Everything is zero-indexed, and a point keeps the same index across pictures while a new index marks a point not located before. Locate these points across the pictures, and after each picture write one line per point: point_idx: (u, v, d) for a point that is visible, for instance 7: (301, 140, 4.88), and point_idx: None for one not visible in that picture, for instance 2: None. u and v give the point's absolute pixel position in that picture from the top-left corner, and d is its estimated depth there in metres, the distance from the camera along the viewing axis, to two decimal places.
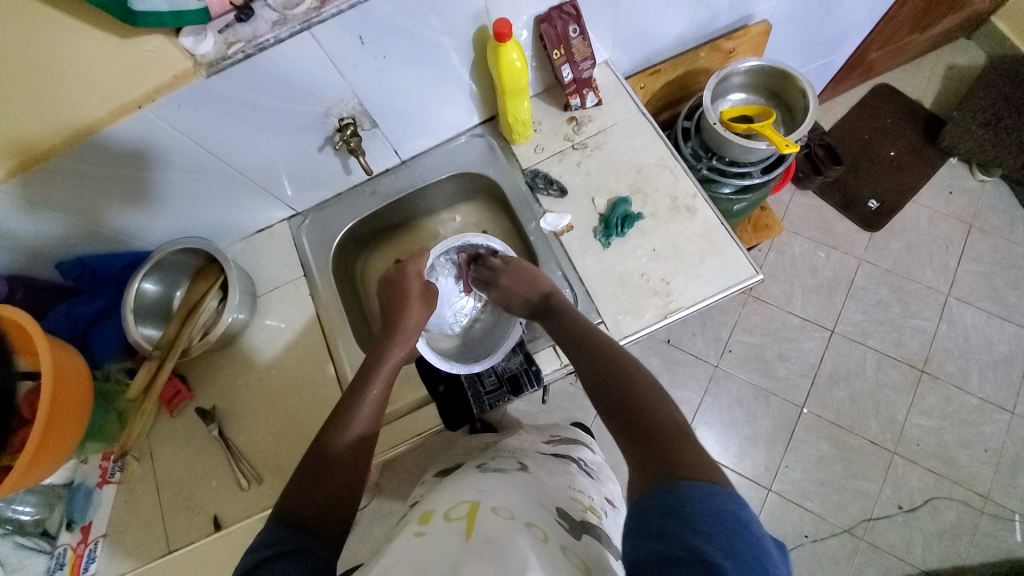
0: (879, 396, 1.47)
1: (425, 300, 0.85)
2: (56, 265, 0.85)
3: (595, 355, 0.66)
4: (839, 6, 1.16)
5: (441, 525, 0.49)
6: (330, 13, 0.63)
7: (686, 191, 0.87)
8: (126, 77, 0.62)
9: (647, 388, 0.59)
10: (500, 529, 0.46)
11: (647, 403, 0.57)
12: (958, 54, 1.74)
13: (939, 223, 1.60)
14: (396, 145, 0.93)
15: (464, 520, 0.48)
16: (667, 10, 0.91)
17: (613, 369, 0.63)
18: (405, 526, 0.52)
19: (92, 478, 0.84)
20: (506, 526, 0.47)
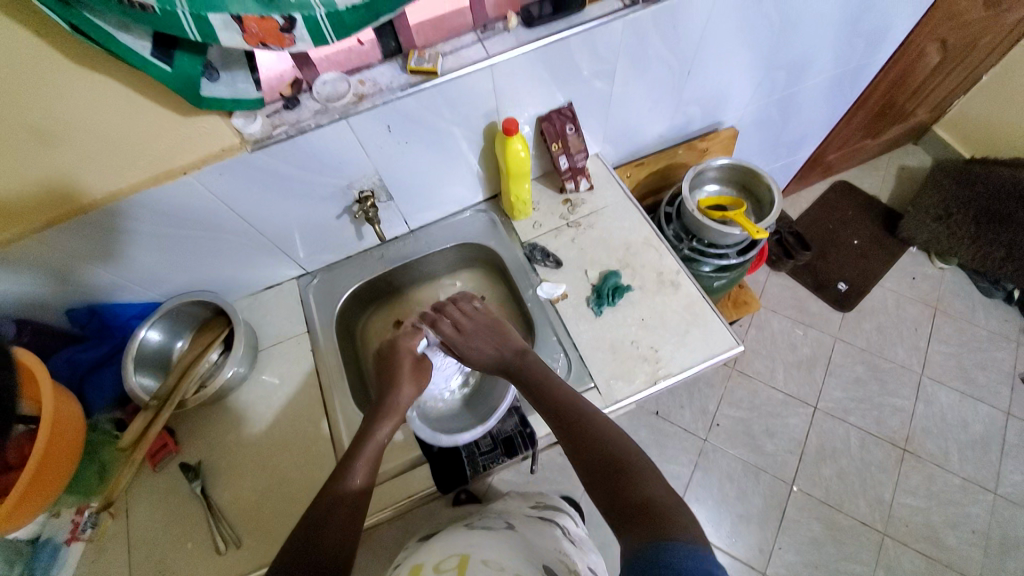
0: (866, 476, 1.48)
1: (417, 378, 0.88)
2: (66, 312, 0.87)
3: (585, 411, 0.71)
4: (796, 116, 1.35)
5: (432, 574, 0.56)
6: (367, 107, 0.74)
7: (670, 267, 0.96)
8: (176, 146, 0.70)
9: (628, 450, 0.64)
10: None
11: (631, 478, 0.60)
12: (907, 158, 1.98)
13: (906, 306, 1.72)
14: (406, 217, 1.03)
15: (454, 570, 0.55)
16: (649, 114, 1.06)
17: (598, 442, 0.66)
18: None
19: (61, 533, 0.80)
20: None
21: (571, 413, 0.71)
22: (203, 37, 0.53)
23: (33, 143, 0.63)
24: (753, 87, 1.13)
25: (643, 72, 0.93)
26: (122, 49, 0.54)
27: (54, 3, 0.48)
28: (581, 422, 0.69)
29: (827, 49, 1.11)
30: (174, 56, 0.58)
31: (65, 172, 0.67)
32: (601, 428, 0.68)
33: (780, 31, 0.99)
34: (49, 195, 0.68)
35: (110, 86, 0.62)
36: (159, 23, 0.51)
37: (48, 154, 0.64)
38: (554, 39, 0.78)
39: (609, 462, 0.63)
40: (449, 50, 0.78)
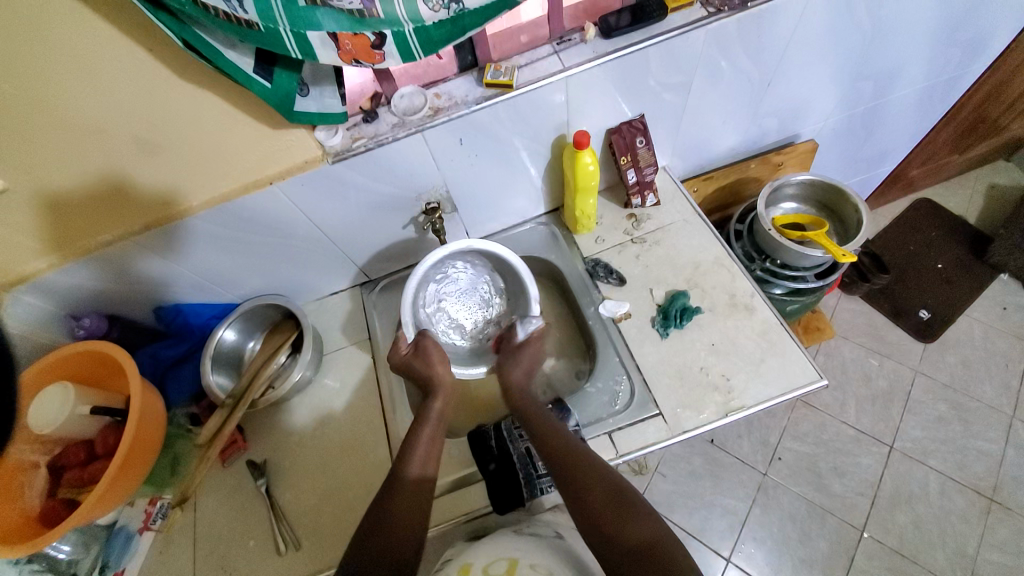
0: (947, 526, 1.34)
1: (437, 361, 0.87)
2: (155, 308, 0.91)
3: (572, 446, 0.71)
4: (879, 129, 1.25)
5: None
6: (442, 120, 0.74)
7: (744, 289, 0.90)
8: (269, 156, 0.73)
9: (623, 490, 0.65)
10: None
11: (630, 521, 0.61)
12: (999, 175, 1.79)
13: (997, 339, 1.55)
14: (468, 228, 1.02)
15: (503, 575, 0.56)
16: (720, 128, 1.01)
17: (597, 484, 0.66)
18: None
19: (134, 522, 0.84)
20: None
21: (569, 453, 0.70)
22: (303, 55, 0.55)
23: (131, 150, 0.66)
24: (837, 98, 1.05)
25: (717, 84, 0.88)
26: (227, 65, 0.56)
27: (170, 22, 0.51)
28: (577, 461, 0.69)
29: (923, 57, 1.02)
30: (274, 73, 0.60)
31: (163, 178, 0.71)
32: (597, 469, 0.68)
33: (872, 38, 0.92)
34: (151, 201, 0.73)
35: (196, 94, 0.64)
36: (265, 41, 0.52)
37: (145, 161, 0.68)
38: (631, 51, 0.76)
39: (608, 500, 0.64)
40: (525, 63, 0.77)
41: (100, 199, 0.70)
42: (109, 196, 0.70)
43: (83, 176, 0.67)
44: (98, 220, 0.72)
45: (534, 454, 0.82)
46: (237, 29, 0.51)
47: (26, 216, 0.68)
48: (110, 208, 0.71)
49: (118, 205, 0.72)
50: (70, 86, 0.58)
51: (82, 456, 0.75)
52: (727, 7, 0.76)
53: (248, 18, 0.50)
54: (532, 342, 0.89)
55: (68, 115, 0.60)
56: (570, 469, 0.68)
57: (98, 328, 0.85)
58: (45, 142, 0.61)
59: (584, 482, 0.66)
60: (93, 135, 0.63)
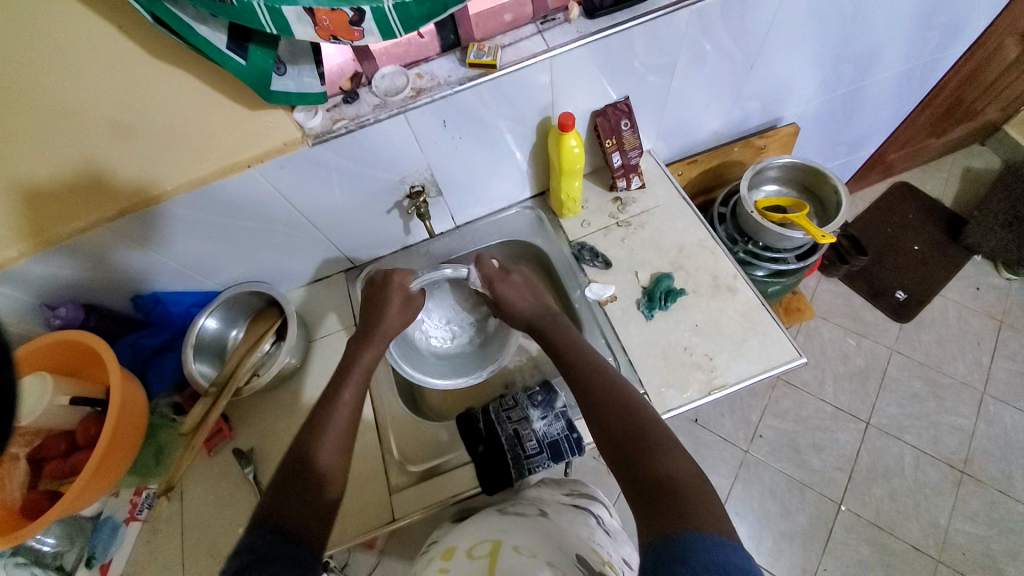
0: (920, 497, 1.40)
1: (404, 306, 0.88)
2: (133, 297, 0.89)
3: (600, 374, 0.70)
4: (859, 113, 1.27)
5: (464, 562, 0.57)
6: (424, 102, 0.73)
7: (727, 271, 0.92)
8: (247, 138, 0.71)
9: (649, 423, 0.62)
10: (519, 566, 0.53)
11: (651, 451, 0.58)
12: (974, 158, 1.83)
13: (969, 319, 1.61)
14: (453, 212, 1.01)
15: (486, 558, 0.56)
16: (704, 111, 1.01)
17: (625, 413, 0.64)
18: (430, 561, 0.60)
19: (120, 512, 0.84)
20: (526, 562, 0.53)
21: (597, 386, 0.69)
22: (277, 29, 0.53)
23: (103, 133, 0.64)
24: (819, 80, 1.06)
25: (702, 65, 0.88)
26: (197, 41, 0.54)
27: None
28: (605, 395, 0.67)
29: (903, 39, 1.03)
30: (248, 50, 0.58)
31: (137, 163, 0.68)
32: (628, 398, 0.66)
33: (853, 20, 0.92)
34: (127, 188, 0.70)
35: (165, 70, 0.62)
36: (234, 14, 0.51)
37: (118, 144, 0.66)
38: (615, 31, 0.75)
39: (630, 430, 0.62)
40: (508, 43, 0.76)
41: (74, 186, 0.68)
42: (83, 183, 0.68)
43: (54, 161, 0.64)
44: (74, 209, 0.70)
45: (522, 436, 0.83)
46: (205, 1, 0.50)
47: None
48: (86, 195, 0.69)
49: (94, 193, 0.69)
50: (34, 64, 0.56)
51: (62, 447, 0.74)
52: None
53: None
54: (501, 275, 0.91)
55: (39, 96, 0.59)
56: (598, 401, 0.67)
57: (74, 318, 0.82)
58: (12, 124, 0.60)
59: (609, 410, 0.65)
60: (61, 116, 0.61)
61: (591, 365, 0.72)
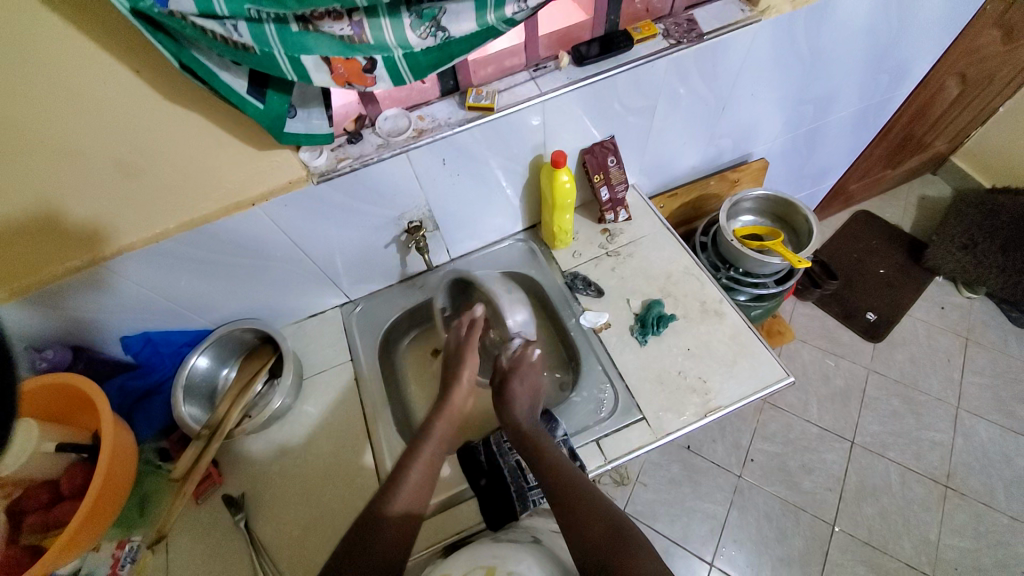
0: (909, 513, 1.43)
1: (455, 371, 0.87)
2: (119, 339, 0.87)
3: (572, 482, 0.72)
4: (821, 147, 1.38)
5: None
6: (425, 141, 0.77)
7: (714, 297, 0.96)
8: (251, 177, 0.73)
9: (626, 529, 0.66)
10: None
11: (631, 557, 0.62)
12: (926, 188, 1.99)
13: (937, 337, 1.70)
14: (449, 246, 1.04)
15: None
16: (682, 148, 1.09)
17: (598, 522, 0.67)
18: None
19: (100, 568, 0.76)
20: None
21: (575, 493, 0.71)
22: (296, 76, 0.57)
23: (70, 179, 0.63)
24: (784, 119, 1.16)
25: (680, 106, 0.96)
26: (223, 87, 0.56)
27: (169, 43, 0.51)
28: (585, 502, 0.70)
29: (855, 82, 1.14)
30: (266, 95, 0.60)
31: (105, 210, 0.68)
32: (598, 506, 0.69)
33: (811, 66, 1.02)
34: (90, 235, 0.70)
35: (145, 122, 0.63)
36: (260, 64, 0.54)
37: (84, 190, 0.65)
38: (601, 77, 0.81)
39: (609, 539, 0.65)
40: (504, 88, 0.81)
41: (31, 233, 0.66)
42: (43, 229, 0.66)
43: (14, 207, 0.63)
44: (27, 256, 0.68)
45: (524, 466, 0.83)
46: (233, 52, 0.53)
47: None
48: (43, 242, 0.67)
49: (54, 239, 0.68)
50: (38, 105, 0.56)
51: (44, 499, 0.70)
52: (686, 39, 0.84)
53: (244, 42, 0.52)
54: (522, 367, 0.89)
55: (41, 137, 0.58)
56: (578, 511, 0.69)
57: (62, 359, 0.80)
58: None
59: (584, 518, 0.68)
60: (26, 163, 0.60)
61: (562, 474, 0.74)
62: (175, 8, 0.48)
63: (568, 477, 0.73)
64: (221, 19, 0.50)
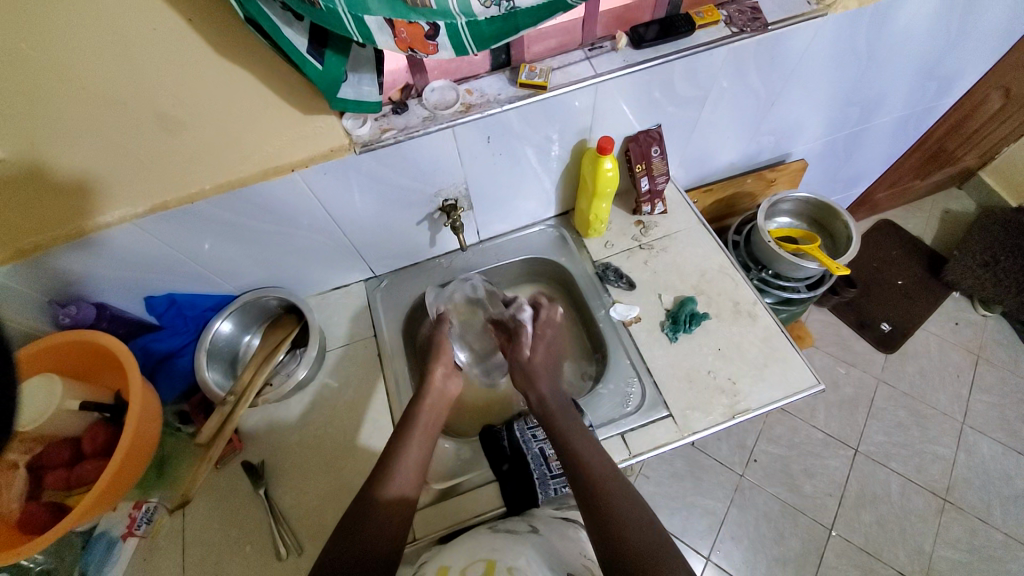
0: (906, 524, 1.44)
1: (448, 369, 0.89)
2: (144, 298, 0.85)
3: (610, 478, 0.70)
4: (859, 152, 1.34)
5: None
6: (473, 117, 0.74)
7: (747, 298, 0.94)
8: (293, 142, 0.70)
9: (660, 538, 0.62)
10: None
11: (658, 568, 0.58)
12: (951, 201, 1.96)
13: (949, 352, 1.69)
14: (479, 227, 1.02)
15: None
16: (725, 142, 1.05)
17: (634, 523, 0.64)
18: None
19: (117, 527, 0.78)
20: None
21: (616, 489, 0.68)
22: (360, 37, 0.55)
23: (60, 135, 0.61)
24: (829, 120, 1.12)
25: (729, 99, 0.92)
26: (284, 42, 0.54)
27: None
28: (623, 501, 0.67)
29: (906, 87, 1.10)
30: (325, 55, 0.58)
31: (109, 174, 0.65)
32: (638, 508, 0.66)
33: (866, 67, 0.98)
34: (74, 202, 0.66)
35: (170, 81, 0.61)
36: (326, 20, 0.52)
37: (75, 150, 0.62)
38: (659, 62, 0.78)
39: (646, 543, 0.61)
40: (558, 66, 0.78)
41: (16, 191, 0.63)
42: (32, 187, 0.63)
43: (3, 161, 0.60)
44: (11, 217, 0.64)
45: (547, 455, 0.83)
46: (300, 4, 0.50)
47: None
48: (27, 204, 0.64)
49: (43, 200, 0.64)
50: (88, 46, 0.56)
51: (66, 456, 0.70)
52: (750, 28, 0.80)
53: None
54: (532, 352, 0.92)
55: (87, 79, 0.58)
56: (604, 509, 0.66)
57: (86, 315, 0.78)
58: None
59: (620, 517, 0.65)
60: (49, 112, 0.59)
61: (604, 467, 0.71)
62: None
63: (609, 473, 0.70)
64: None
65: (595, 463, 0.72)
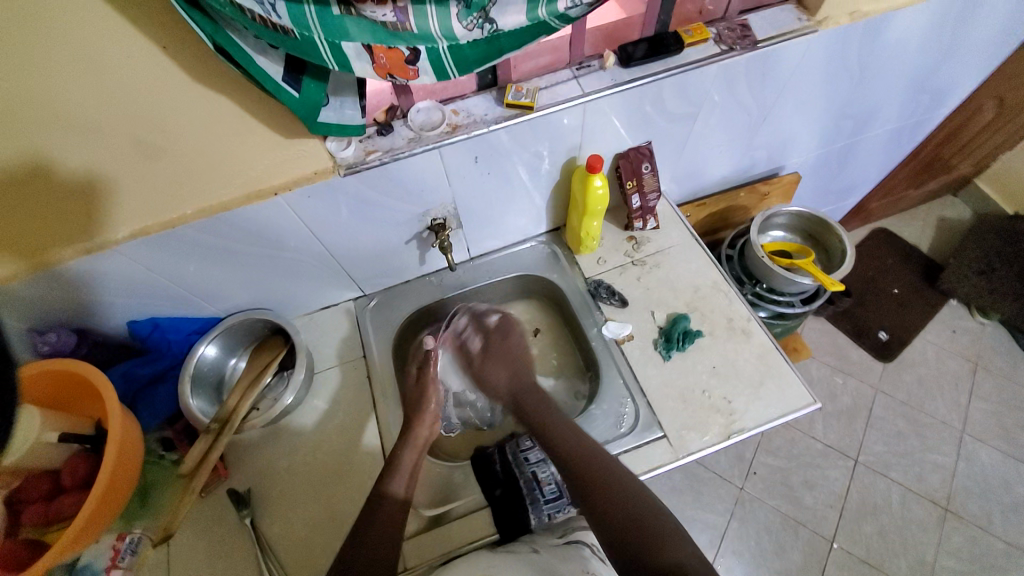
0: (907, 535, 1.42)
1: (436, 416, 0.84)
2: (128, 322, 0.83)
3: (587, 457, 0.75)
4: (853, 163, 1.34)
5: None
6: (460, 138, 0.73)
7: (741, 314, 0.93)
8: (277, 165, 0.69)
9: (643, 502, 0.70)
10: None
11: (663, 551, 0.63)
12: (945, 209, 1.95)
13: (946, 360, 1.68)
14: (470, 245, 1.00)
15: None
16: (717, 156, 1.05)
17: (623, 497, 0.70)
18: None
19: (100, 560, 0.74)
20: None
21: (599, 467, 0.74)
22: (336, 64, 0.55)
23: (36, 167, 0.60)
24: (821, 134, 1.12)
25: (721, 113, 0.91)
26: (256, 70, 0.54)
27: (204, 21, 0.50)
28: (606, 480, 0.72)
29: (898, 100, 1.10)
30: (303, 82, 0.58)
31: (90, 203, 0.64)
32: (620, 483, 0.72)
33: (858, 82, 0.98)
34: (42, 236, 0.64)
35: (150, 108, 0.62)
36: (298, 48, 0.52)
37: (63, 161, 0.61)
38: (648, 81, 0.77)
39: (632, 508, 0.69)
40: (545, 86, 0.77)
41: (11, 209, 0.61)
42: (25, 204, 0.62)
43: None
44: (15, 238, 0.63)
45: (540, 479, 0.81)
46: (271, 34, 0.51)
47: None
48: (29, 223, 0.63)
49: (29, 225, 0.63)
50: (69, 77, 0.58)
51: (44, 489, 0.68)
52: (739, 46, 0.79)
53: (285, 25, 0.50)
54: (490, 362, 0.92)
55: (69, 109, 0.59)
56: (594, 494, 0.71)
57: (65, 343, 0.77)
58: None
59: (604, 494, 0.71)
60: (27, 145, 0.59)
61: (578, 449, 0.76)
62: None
63: (585, 452, 0.76)
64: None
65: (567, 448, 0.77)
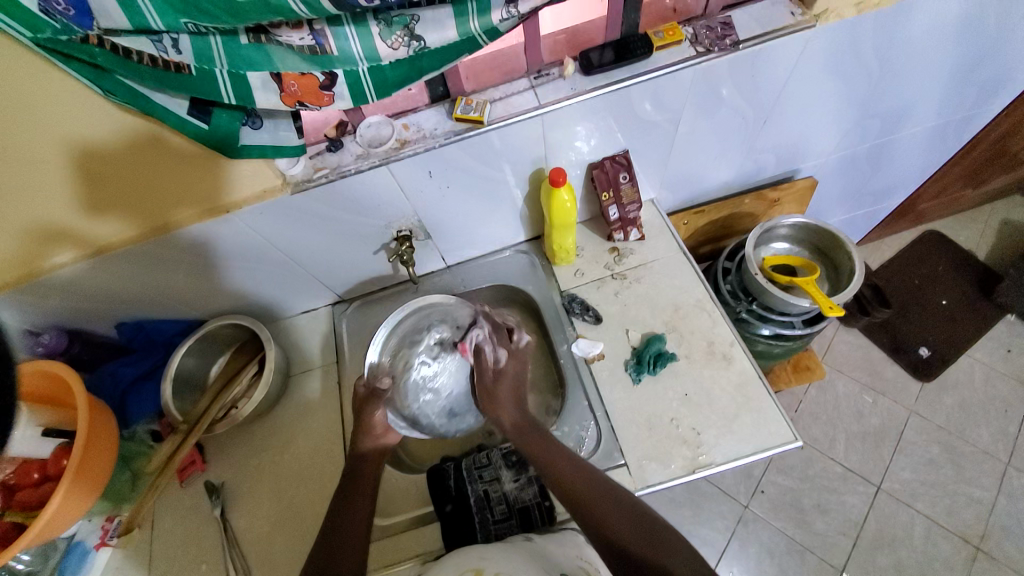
0: (929, 573, 1.30)
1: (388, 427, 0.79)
2: (118, 324, 0.90)
3: (584, 475, 0.71)
4: (887, 164, 1.19)
5: None
6: (408, 154, 0.71)
7: (724, 337, 0.86)
8: (223, 186, 0.71)
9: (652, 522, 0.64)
10: None
11: (660, 553, 0.60)
12: (1013, 210, 1.71)
13: (997, 383, 1.50)
14: (444, 254, 0.99)
15: None
16: (712, 162, 0.96)
17: (629, 517, 0.65)
18: None
19: (91, 537, 0.83)
20: None
21: (596, 488, 0.69)
22: (236, 97, 0.57)
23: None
24: (839, 136, 1.00)
25: (710, 117, 0.83)
26: (157, 109, 0.58)
27: (88, 71, 0.53)
28: (606, 498, 0.67)
29: (934, 96, 0.96)
30: (212, 113, 0.61)
31: (58, 229, 0.70)
32: (620, 504, 0.67)
33: (878, 77, 0.86)
34: (19, 255, 0.71)
35: (89, 140, 0.61)
36: (196, 85, 0.55)
37: (68, 166, 0.63)
38: (613, 88, 0.71)
39: (641, 526, 0.63)
40: (499, 97, 0.73)
41: (117, 181, 0.67)
42: (22, 217, 0.66)
43: (116, 152, 0.64)
44: (144, 202, 0.70)
45: (491, 498, 0.80)
46: (165, 76, 0.54)
47: (58, 186, 0.64)
48: (155, 192, 0.69)
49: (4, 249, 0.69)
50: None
51: (34, 477, 0.75)
52: (717, 47, 0.72)
53: (177, 61, 0.53)
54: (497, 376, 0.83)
55: (10, 149, 0.59)
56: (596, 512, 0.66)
57: (58, 345, 0.84)
58: (54, 106, 0.57)
59: (603, 516, 0.65)
60: None
61: (576, 470, 0.71)
62: (101, 33, 0.50)
63: (589, 475, 0.71)
64: (159, 35, 0.51)
65: (565, 472, 0.71)
